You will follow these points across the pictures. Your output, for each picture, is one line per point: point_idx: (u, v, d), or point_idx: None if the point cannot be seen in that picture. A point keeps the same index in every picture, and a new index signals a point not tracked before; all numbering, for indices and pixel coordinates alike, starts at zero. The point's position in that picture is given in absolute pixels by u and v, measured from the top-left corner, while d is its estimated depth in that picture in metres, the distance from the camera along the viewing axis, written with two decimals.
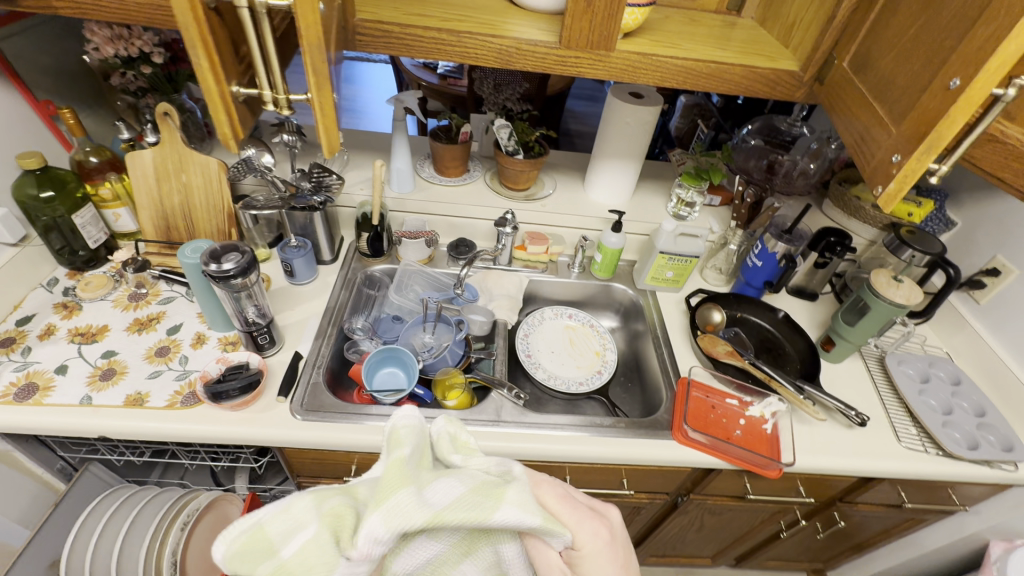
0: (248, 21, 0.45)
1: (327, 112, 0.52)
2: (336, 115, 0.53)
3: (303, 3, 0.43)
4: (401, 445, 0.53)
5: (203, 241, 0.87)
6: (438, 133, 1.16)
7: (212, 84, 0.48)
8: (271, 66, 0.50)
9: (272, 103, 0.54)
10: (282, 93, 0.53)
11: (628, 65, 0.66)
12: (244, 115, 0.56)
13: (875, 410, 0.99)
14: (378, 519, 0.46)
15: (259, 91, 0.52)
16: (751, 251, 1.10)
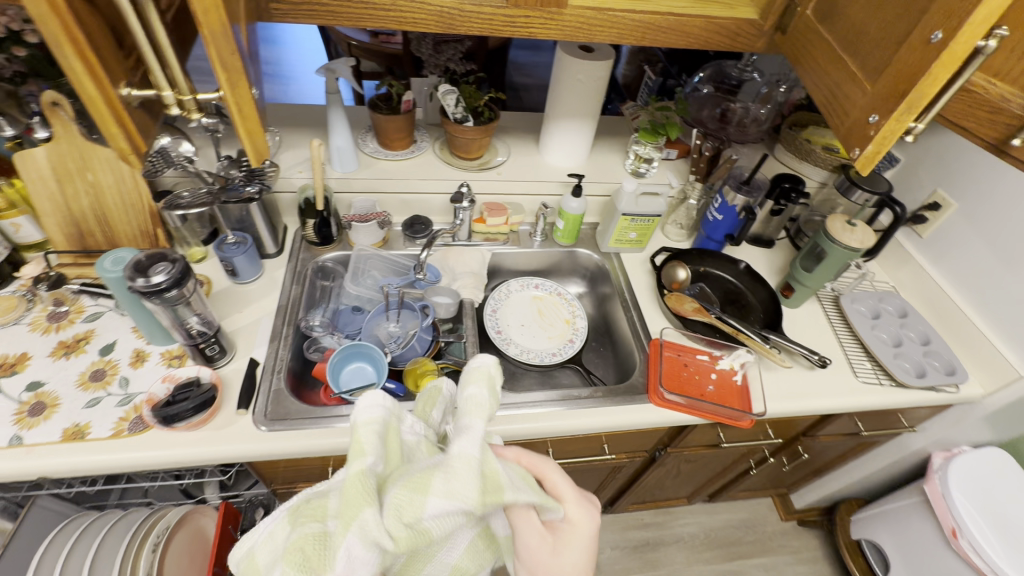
0: (129, 12, 0.39)
1: (247, 112, 0.46)
2: (257, 117, 0.47)
3: None
4: (361, 455, 0.47)
5: (124, 250, 0.78)
6: (377, 103, 1.06)
7: (91, 86, 0.43)
8: (168, 62, 0.44)
9: (176, 103, 0.48)
10: (188, 95, 0.47)
11: (582, 22, 0.60)
12: (141, 120, 0.51)
13: (833, 350, 1.04)
14: (350, 543, 0.43)
15: (157, 91, 0.46)
16: (711, 206, 1.09)
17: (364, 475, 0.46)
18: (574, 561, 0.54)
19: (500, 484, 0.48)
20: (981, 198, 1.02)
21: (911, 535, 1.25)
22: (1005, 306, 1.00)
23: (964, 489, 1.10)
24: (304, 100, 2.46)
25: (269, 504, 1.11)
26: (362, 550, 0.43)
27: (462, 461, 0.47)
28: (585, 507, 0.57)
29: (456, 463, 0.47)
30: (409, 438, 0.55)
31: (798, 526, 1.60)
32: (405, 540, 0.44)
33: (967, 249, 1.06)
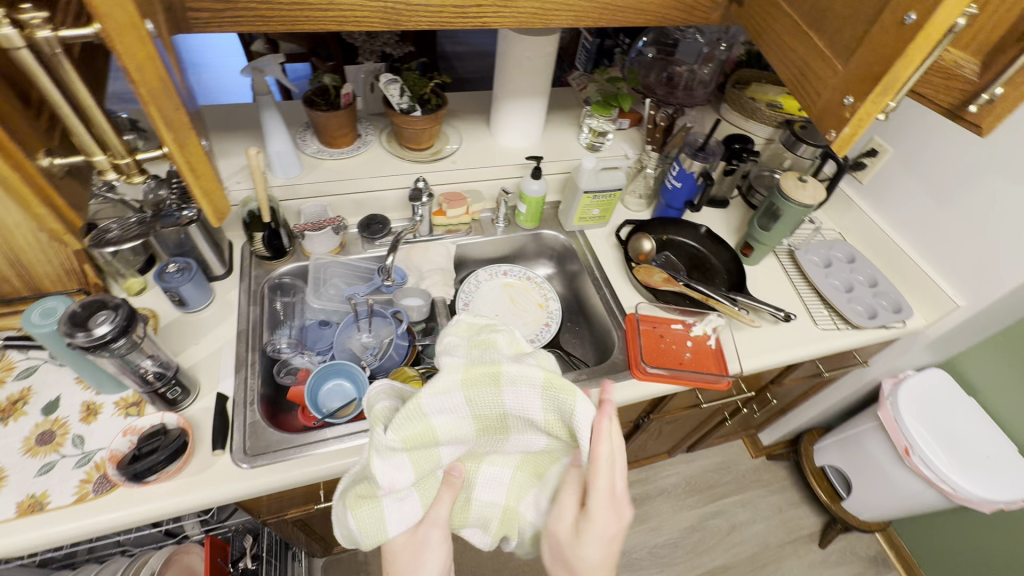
0: (32, 65, 0.36)
1: (200, 171, 0.44)
2: (213, 175, 0.45)
3: (122, 35, 0.33)
4: (377, 401, 0.55)
5: (52, 298, 0.69)
6: (314, 98, 0.98)
7: None
8: (96, 121, 0.42)
9: (112, 168, 0.47)
10: (124, 158, 0.46)
11: (539, 8, 0.57)
12: (72, 187, 0.48)
13: (793, 302, 1.09)
14: (377, 463, 0.50)
15: (86, 157, 0.45)
16: (669, 174, 1.09)
17: (381, 409, 0.54)
18: (592, 555, 0.53)
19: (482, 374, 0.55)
20: (915, 144, 1.07)
21: (867, 455, 1.37)
22: (940, 242, 1.07)
23: (913, 411, 1.20)
24: (224, 89, 2.27)
25: (257, 531, 1.05)
26: (391, 462, 0.51)
27: (452, 366, 0.55)
28: (613, 514, 0.53)
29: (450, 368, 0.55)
30: None
31: (767, 460, 1.72)
32: (418, 443, 0.52)
33: (904, 193, 1.12)
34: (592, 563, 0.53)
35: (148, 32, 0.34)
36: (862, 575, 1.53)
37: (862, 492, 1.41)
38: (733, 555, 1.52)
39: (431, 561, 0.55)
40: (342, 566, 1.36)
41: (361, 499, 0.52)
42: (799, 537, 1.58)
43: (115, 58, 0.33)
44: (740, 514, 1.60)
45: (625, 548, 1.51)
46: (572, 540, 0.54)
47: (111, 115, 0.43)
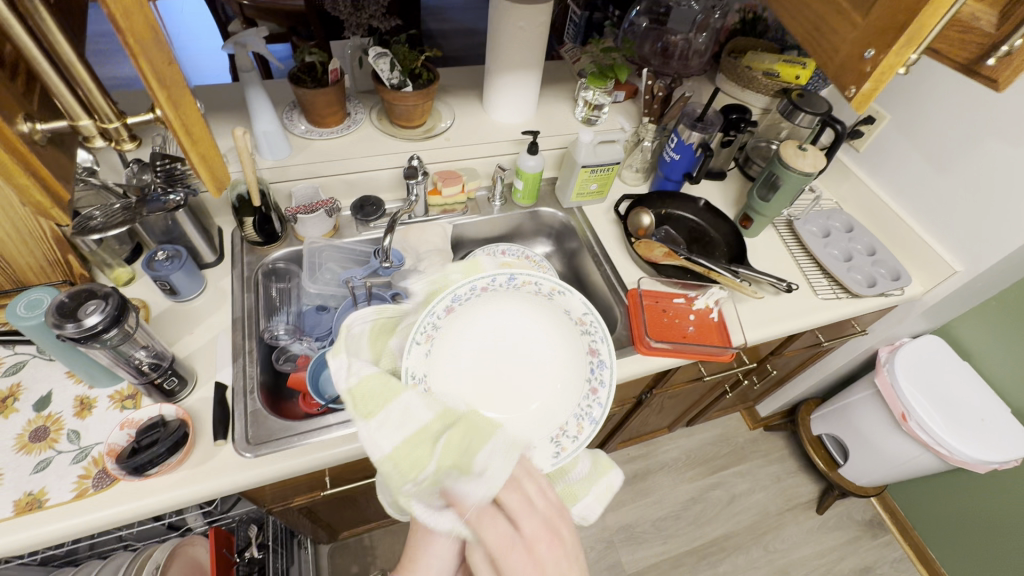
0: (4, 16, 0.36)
1: (197, 137, 0.42)
2: (212, 143, 0.43)
3: None
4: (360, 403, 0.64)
5: (37, 289, 0.66)
6: (299, 75, 0.94)
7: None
8: (81, 79, 0.42)
9: (99, 135, 0.46)
10: (112, 121, 0.45)
11: None
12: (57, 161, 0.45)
13: (793, 273, 1.08)
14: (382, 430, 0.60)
15: (72, 122, 0.43)
16: (667, 146, 1.07)
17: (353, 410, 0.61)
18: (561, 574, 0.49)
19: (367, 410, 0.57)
20: (913, 109, 1.07)
21: (865, 423, 1.38)
22: (937, 209, 1.07)
23: (910, 377, 1.21)
24: (201, 72, 2.19)
25: (262, 520, 1.04)
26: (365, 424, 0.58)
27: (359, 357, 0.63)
28: (554, 543, 0.51)
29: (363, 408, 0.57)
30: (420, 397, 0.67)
31: (765, 432, 1.75)
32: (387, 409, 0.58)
33: (901, 159, 1.11)
34: None
35: None
36: (858, 538, 1.57)
37: (859, 458, 1.44)
38: (734, 525, 1.55)
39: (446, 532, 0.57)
40: (348, 551, 1.36)
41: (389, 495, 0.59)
42: (797, 504, 1.61)
43: (104, 11, 0.31)
44: (739, 484, 1.63)
45: (628, 522, 1.52)
46: None
47: (98, 76, 0.43)
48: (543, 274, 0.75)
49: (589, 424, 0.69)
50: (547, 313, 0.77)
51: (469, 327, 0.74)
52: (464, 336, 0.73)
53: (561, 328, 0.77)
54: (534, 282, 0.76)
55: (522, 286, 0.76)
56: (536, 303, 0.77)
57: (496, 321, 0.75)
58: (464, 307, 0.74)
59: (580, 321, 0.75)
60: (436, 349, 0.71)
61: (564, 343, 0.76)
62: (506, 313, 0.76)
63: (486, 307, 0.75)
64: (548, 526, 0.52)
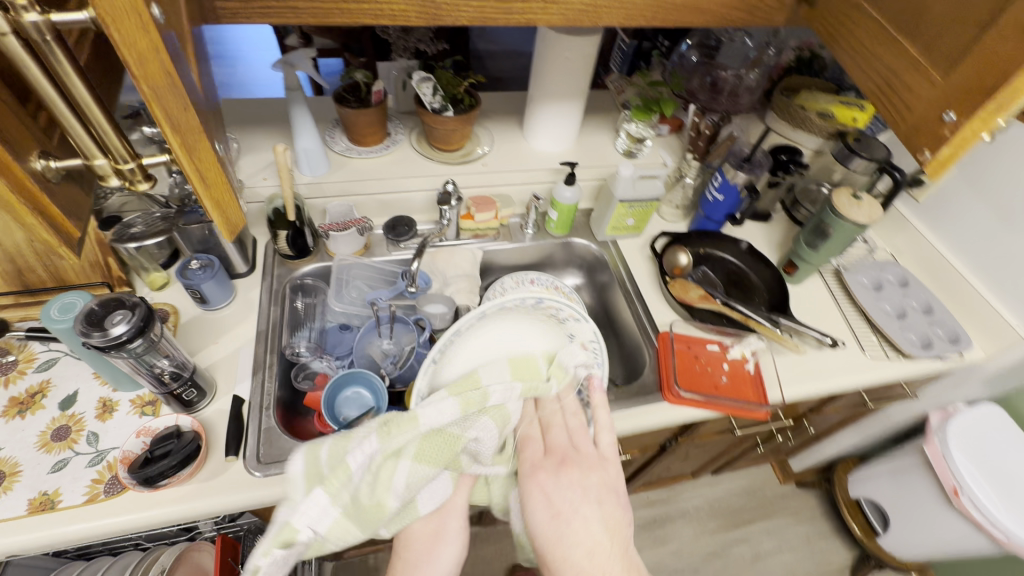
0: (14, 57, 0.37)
1: (211, 179, 0.42)
2: (224, 184, 0.43)
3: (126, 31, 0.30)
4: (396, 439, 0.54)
5: (72, 293, 0.67)
6: (343, 94, 0.95)
7: None
8: (98, 125, 0.42)
9: (115, 174, 0.47)
10: (127, 161, 0.46)
11: (589, 6, 0.53)
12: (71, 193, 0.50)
13: (839, 327, 1.01)
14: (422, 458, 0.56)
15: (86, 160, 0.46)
16: (710, 185, 1.02)
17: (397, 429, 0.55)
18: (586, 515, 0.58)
19: (484, 393, 0.59)
20: (982, 161, 0.99)
21: (910, 491, 1.28)
22: (1003, 269, 0.99)
23: (964, 448, 1.11)
24: (257, 83, 2.27)
25: (269, 533, 1.04)
26: (435, 407, 0.57)
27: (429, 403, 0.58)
28: (577, 483, 0.60)
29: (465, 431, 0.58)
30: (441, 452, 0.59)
31: (796, 487, 1.64)
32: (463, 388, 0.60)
33: (966, 213, 1.04)
34: (579, 541, 0.56)
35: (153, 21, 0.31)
36: None
37: (900, 529, 1.33)
38: None
39: (445, 553, 0.62)
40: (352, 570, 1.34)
41: (398, 520, 0.58)
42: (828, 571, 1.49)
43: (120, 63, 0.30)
44: (765, 543, 1.53)
45: None
46: (552, 523, 0.58)
47: (118, 122, 0.43)
48: (564, 300, 0.77)
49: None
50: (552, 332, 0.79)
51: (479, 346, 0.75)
52: (469, 352, 0.73)
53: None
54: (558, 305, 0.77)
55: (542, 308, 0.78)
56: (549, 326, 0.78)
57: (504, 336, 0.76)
58: (478, 324, 0.74)
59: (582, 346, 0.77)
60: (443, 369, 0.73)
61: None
62: (512, 329, 0.75)
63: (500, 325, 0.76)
64: (574, 459, 0.62)
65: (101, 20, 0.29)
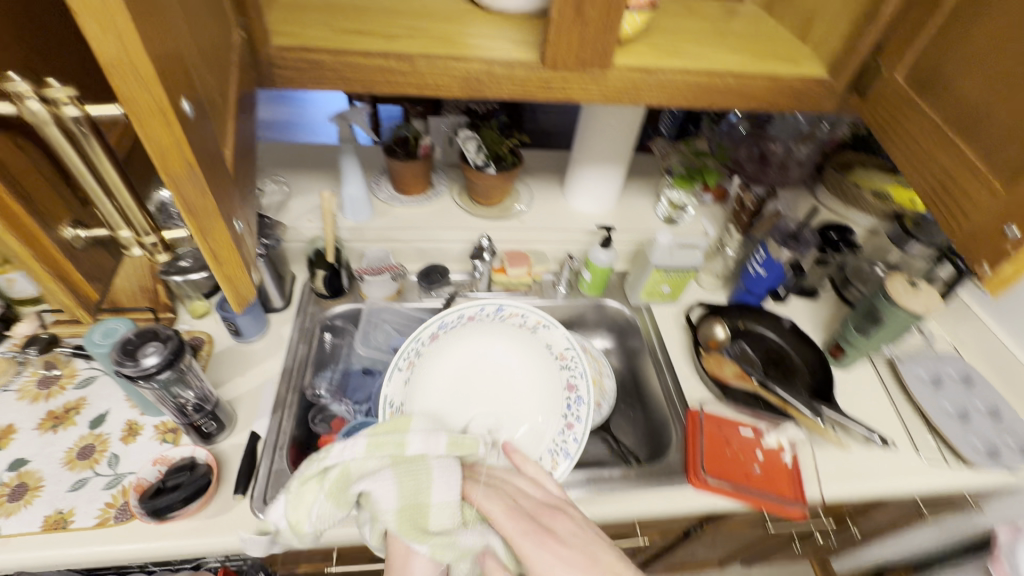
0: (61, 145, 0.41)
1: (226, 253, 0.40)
2: (239, 259, 0.40)
3: (145, 119, 0.30)
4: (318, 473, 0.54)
5: (116, 319, 0.70)
6: (393, 147, 0.99)
7: None
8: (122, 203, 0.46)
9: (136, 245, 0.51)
10: (147, 234, 0.50)
11: (630, 86, 0.53)
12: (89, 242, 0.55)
13: (891, 422, 0.93)
14: (337, 501, 0.54)
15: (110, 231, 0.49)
16: (751, 259, 0.99)
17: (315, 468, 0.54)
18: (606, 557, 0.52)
19: (404, 439, 0.57)
20: None
21: None
22: None
23: None
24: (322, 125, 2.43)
25: None
26: (351, 447, 0.55)
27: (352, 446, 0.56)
28: (564, 519, 0.55)
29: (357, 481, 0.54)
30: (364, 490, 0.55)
31: None
32: (388, 433, 0.58)
33: None
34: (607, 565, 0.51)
35: (182, 113, 0.31)
36: None
37: None
38: None
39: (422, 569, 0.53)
40: None
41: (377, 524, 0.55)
42: None
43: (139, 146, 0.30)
44: None
45: None
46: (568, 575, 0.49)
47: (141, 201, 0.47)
48: (529, 309, 0.91)
49: (562, 459, 0.77)
50: (526, 347, 0.90)
51: (454, 359, 0.88)
52: (445, 360, 0.87)
53: (541, 361, 0.89)
54: (521, 317, 0.91)
55: (509, 318, 0.92)
56: (520, 336, 0.90)
57: (478, 350, 0.90)
58: (451, 335, 0.89)
59: (560, 355, 0.88)
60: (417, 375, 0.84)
61: (542, 375, 0.88)
62: (486, 341, 0.90)
63: (472, 339, 0.90)
64: (551, 507, 0.57)
65: (121, 105, 0.29)
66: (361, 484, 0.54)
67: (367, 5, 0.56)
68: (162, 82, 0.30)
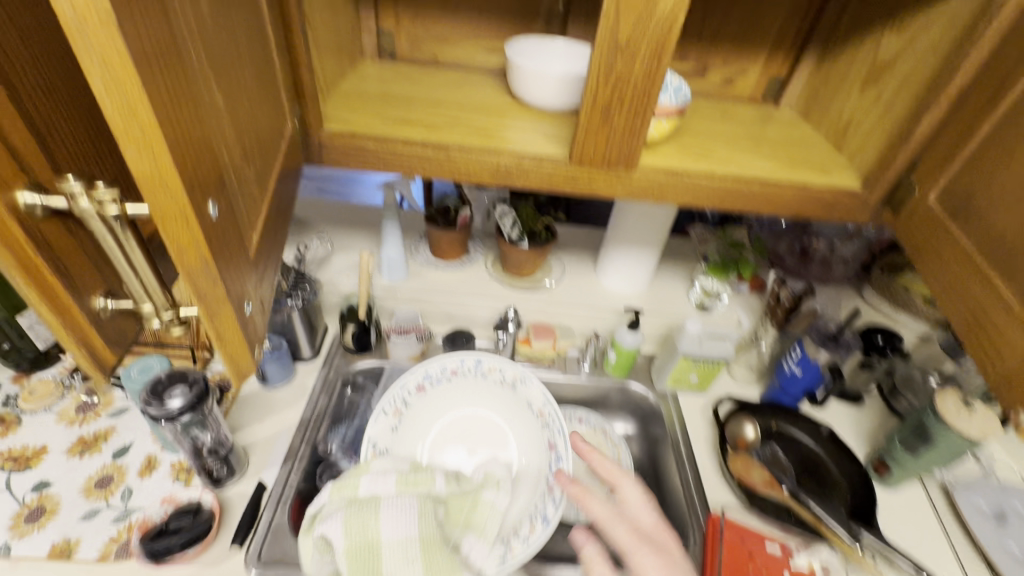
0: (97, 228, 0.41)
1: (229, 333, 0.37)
2: (245, 341, 0.36)
3: (164, 212, 0.28)
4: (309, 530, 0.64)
5: (153, 356, 0.74)
6: (434, 214, 1.04)
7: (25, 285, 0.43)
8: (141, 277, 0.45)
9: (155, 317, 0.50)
10: (166, 310, 0.49)
11: (654, 184, 0.55)
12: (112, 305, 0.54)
13: (944, 559, 0.82)
14: (323, 546, 0.62)
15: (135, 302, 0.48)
16: (787, 356, 0.95)
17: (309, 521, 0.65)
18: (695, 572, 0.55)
19: (357, 479, 0.67)
20: None
21: None
22: None
23: None
24: None
25: None
26: (326, 495, 0.66)
27: (332, 497, 0.66)
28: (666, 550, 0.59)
29: (318, 523, 0.63)
30: (327, 529, 0.62)
31: None
32: (351, 480, 0.67)
33: None
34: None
35: (205, 210, 0.30)
36: None
37: None
38: None
39: None
40: None
41: None
42: None
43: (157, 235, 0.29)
44: None
45: None
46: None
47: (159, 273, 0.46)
48: (508, 363, 0.87)
49: (540, 523, 0.72)
50: (509, 402, 0.87)
51: (440, 411, 0.87)
52: (431, 414, 0.86)
53: (524, 419, 0.86)
54: (501, 372, 0.87)
55: (489, 374, 0.88)
56: (501, 392, 0.87)
57: (461, 404, 0.88)
58: (436, 389, 0.87)
59: (540, 413, 0.84)
60: (404, 424, 0.84)
61: (526, 433, 0.85)
62: (469, 396, 0.88)
63: (458, 393, 0.88)
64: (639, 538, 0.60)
65: (149, 207, 0.28)
66: (319, 527, 0.62)
67: (417, 97, 0.62)
68: (189, 184, 0.29)
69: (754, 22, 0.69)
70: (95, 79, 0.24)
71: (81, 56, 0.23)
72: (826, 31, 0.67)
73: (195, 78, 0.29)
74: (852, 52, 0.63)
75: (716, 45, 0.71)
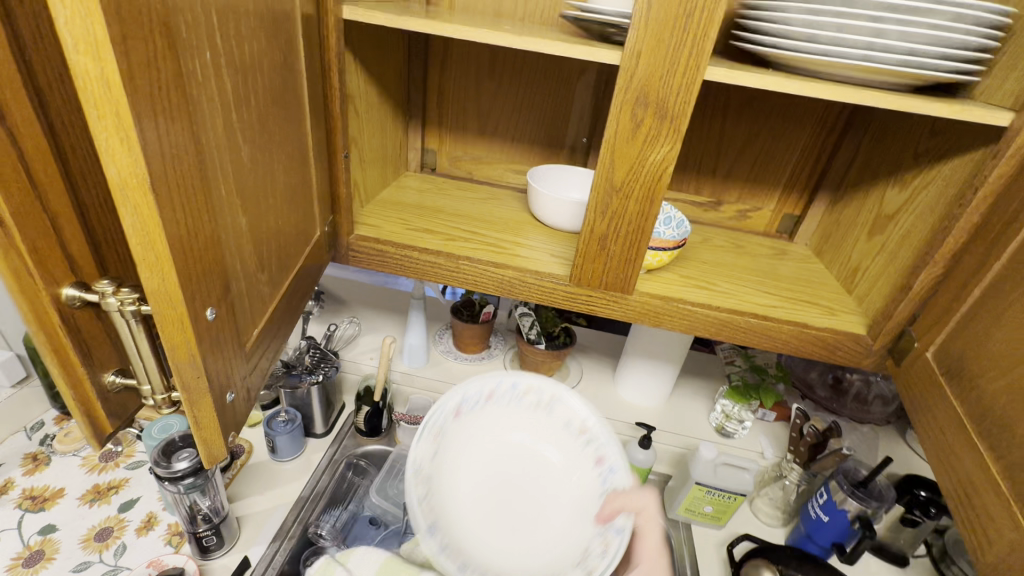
0: (119, 321, 0.40)
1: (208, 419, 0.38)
2: (219, 425, 0.38)
3: (168, 325, 0.32)
4: None
5: (174, 417, 0.80)
6: (461, 307, 1.10)
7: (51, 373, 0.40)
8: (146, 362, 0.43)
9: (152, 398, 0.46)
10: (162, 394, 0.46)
11: (648, 309, 0.57)
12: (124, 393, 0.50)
13: None
14: None
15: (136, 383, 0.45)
16: (814, 500, 0.88)
17: None
18: None
19: None
20: None
21: None
22: None
23: None
24: None
25: None
26: None
27: None
28: None
29: None
30: None
31: None
32: None
33: None
34: None
35: (203, 322, 0.34)
36: None
37: None
38: None
39: None
40: None
41: None
42: None
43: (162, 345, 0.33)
44: None
45: None
46: None
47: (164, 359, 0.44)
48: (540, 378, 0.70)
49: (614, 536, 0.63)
50: (545, 426, 0.70)
51: (474, 440, 0.69)
52: (468, 447, 0.69)
53: (565, 443, 0.69)
54: (536, 392, 0.70)
55: (523, 395, 0.70)
56: (534, 414, 0.70)
57: (495, 433, 0.70)
58: (471, 415, 0.69)
59: (581, 429, 0.68)
60: (440, 457, 0.67)
61: (573, 458, 0.68)
62: (504, 423, 0.70)
63: (491, 419, 0.70)
64: None
65: (156, 321, 0.32)
66: None
67: (444, 209, 0.69)
68: (192, 301, 0.33)
69: (765, 166, 0.73)
70: (132, 237, 0.29)
71: (122, 216, 0.28)
72: (836, 179, 0.70)
73: (219, 216, 0.35)
74: (860, 202, 0.65)
75: (729, 183, 0.76)
